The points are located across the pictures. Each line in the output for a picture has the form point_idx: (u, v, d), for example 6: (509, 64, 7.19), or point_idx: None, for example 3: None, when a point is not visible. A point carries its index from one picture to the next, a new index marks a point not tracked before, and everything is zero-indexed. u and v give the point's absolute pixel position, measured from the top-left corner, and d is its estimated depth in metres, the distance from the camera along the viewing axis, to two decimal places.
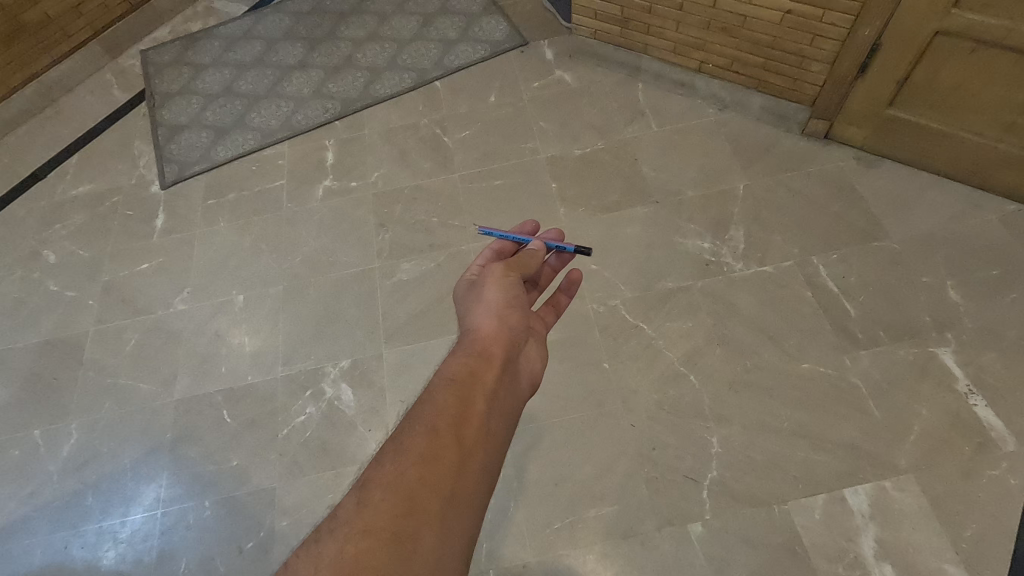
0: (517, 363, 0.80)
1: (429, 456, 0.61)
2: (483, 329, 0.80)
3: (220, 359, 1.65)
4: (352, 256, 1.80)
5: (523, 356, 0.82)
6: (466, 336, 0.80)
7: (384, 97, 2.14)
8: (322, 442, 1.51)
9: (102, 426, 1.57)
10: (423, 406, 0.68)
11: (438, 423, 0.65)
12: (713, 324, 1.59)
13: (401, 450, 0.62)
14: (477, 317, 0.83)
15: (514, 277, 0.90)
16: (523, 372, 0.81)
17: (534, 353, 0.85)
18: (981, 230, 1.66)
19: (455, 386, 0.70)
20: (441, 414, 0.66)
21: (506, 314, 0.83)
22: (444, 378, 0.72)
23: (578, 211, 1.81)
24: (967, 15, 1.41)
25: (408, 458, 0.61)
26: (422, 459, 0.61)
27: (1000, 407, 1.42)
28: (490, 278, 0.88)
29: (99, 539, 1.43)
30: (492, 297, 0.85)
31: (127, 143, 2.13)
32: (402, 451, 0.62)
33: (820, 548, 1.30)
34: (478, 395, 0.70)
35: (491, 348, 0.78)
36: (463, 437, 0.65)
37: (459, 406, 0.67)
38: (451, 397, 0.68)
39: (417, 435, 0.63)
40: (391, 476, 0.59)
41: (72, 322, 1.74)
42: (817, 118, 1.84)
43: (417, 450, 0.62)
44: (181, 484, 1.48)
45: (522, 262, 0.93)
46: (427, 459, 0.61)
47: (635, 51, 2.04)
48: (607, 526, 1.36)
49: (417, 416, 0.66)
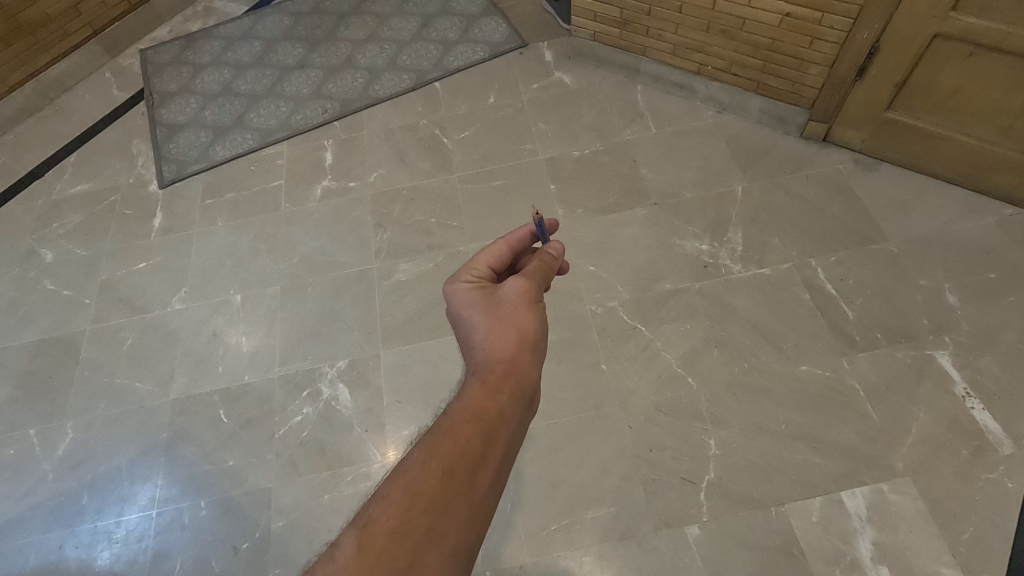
0: (534, 402, 0.79)
1: (440, 504, 0.61)
2: (513, 361, 0.78)
3: (217, 360, 1.65)
4: (350, 257, 1.80)
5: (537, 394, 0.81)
6: (494, 366, 0.77)
7: (384, 98, 2.14)
8: (319, 442, 1.50)
9: (98, 426, 1.56)
10: (441, 443, 0.66)
11: (455, 466, 0.64)
12: (710, 326, 1.59)
13: (412, 493, 0.61)
14: (505, 343, 0.79)
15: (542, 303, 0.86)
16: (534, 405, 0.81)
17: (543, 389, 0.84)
18: (979, 233, 1.66)
19: (477, 426, 0.69)
20: (461, 456, 0.65)
21: (535, 346, 0.81)
22: (468, 415, 0.70)
23: (577, 212, 1.81)
24: (965, 18, 1.41)
25: (418, 504, 0.60)
26: (433, 508, 0.60)
27: (998, 410, 1.42)
28: (522, 300, 0.83)
29: (93, 539, 1.42)
30: (525, 325, 0.81)
31: (125, 141, 2.12)
32: (413, 496, 0.61)
33: (817, 550, 1.30)
34: (498, 439, 0.69)
35: (519, 386, 0.76)
36: (476, 485, 0.64)
37: (480, 450, 0.67)
38: (473, 439, 0.67)
39: (430, 478, 0.62)
40: (397, 523, 0.58)
41: (69, 321, 1.74)
42: (815, 121, 1.84)
43: (430, 496, 0.61)
44: (177, 484, 1.48)
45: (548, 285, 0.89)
46: (439, 509, 0.60)
47: (634, 53, 2.03)
48: (604, 528, 1.36)
49: (433, 455, 0.65)
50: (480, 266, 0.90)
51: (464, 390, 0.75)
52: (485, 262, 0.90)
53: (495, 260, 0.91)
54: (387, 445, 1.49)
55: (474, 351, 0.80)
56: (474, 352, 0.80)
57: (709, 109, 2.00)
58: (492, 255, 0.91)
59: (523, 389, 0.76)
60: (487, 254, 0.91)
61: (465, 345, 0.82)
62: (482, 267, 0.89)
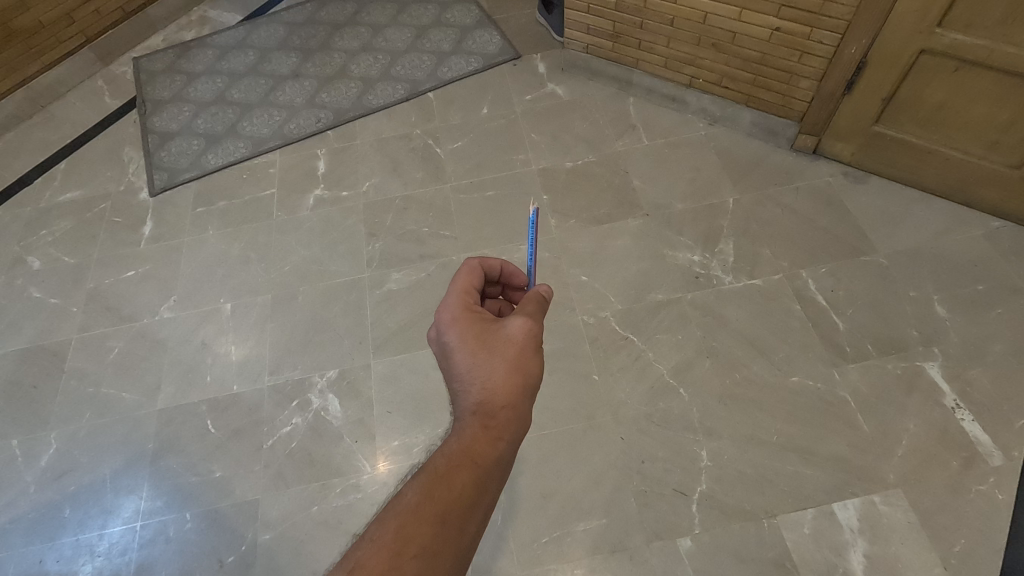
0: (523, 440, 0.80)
1: (430, 551, 0.61)
2: (514, 407, 0.77)
3: (206, 369, 1.63)
4: (342, 266, 1.79)
5: None
6: (496, 410, 0.75)
7: (377, 107, 2.14)
8: (308, 453, 1.49)
9: (82, 437, 1.54)
10: (435, 488, 0.66)
11: (447, 513, 0.64)
12: (702, 336, 1.59)
13: (403, 537, 0.61)
14: (507, 385, 0.77)
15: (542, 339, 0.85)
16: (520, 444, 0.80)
17: None
18: (967, 246, 1.68)
19: (472, 473, 0.69)
20: (454, 503, 0.65)
21: (534, 387, 0.80)
22: (465, 460, 0.69)
23: (569, 222, 1.82)
24: (950, 34, 1.44)
25: (408, 550, 0.60)
26: (423, 554, 0.61)
27: (987, 422, 1.42)
28: (525, 341, 0.81)
29: (75, 552, 1.39)
30: (530, 368, 0.80)
31: (116, 149, 2.11)
32: (403, 541, 0.61)
33: (809, 564, 1.29)
34: (490, 485, 0.70)
35: (517, 432, 0.76)
36: (465, 531, 0.65)
37: (471, 498, 0.67)
38: (468, 486, 0.67)
39: (423, 523, 0.63)
40: (387, 568, 0.58)
41: (55, 329, 1.71)
42: (805, 134, 1.86)
43: (421, 542, 0.61)
44: (162, 496, 1.45)
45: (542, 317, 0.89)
46: (430, 555, 0.61)
47: (627, 66, 2.05)
48: (595, 540, 1.34)
49: (429, 500, 0.65)
50: (462, 291, 0.85)
51: (462, 431, 0.74)
52: (467, 284, 0.86)
53: (477, 282, 0.87)
54: (377, 456, 1.47)
55: (472, 389, 0.77)
56: (472, 390, 0.77)
57: (700, 121, 2.01)
58: (472, 275, 0.87)
59: (519, 434, 0.76)
60: (468, 275, 0.87)
61: (460, 381, 0.79)
62: (470, 293, 0.86)
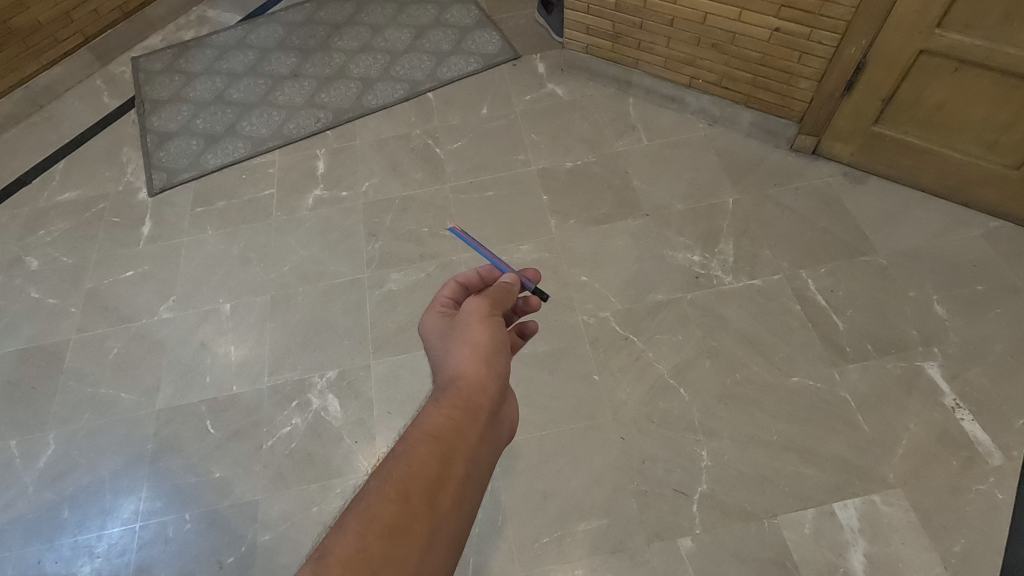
0: (500, 414, 0.74)
1: (396, 530, 0.54)
2: (475, 376, 0.73)
3: (205, 370, 1.62)
4: (342, 266, 1.79)
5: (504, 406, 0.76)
6: (456, 383, 0.72)
7: (377, 108, 2.14)
8: (308, 454, 1.48)
9: (80, 437, 1.53)
10: (393, 465, 0.60)
11: (410, 488, 0.57)
12: (702, 336, 1.59)
13: (365, 519, 0.54)
14: (470, 361, 0.76)
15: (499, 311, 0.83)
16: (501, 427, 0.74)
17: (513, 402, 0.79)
18: (966, 246, 1.68)
19: (433, 442, 0.63)
20: (416, 475, 0.59)
21: (496, 356, 0.77)
22: (425, 434, 0.64)
23: (569, 222, 1.82)
24: (949, 35, 1.45)
25: (371, 530, 0.53)
26: (388, 534, 0.54)
27: (987, 422, 1.42)
28: (478, 316, 0.80)
29: (74, 553, 1.39)
30: (485, 338, 0.78)
31: (115, 149, 2.11)
32: (365, 523, 0.54)
33: (810, 563, 1.29)
34: (457, 454, 0.63)
35: (481, 399, 0.71)
36: (436, 505, 0.58)
37: (436, 468, 0.60)
38: (431, 457, 0.61)
39: (385, 502, 0.56)
40: (351, 553, 0.51)
41: (54, 330, 1.71)
42: (804, 135, 1.86)
43: (384, 522, 0.54)
44: (161, 497, 1.45)
45: (502, 297, 0.87)
46: (397, 534, 0.54)
47: (626, 66, 2.05)
48: (596, 540, 1.34)
49: (387, 479, 0.58)
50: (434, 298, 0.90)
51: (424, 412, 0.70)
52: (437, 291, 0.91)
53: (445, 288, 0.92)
54: (377, 456, 1.47)
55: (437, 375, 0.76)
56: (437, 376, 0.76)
57: (700, 121, 2.01)
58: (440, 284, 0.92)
59: (486, 401, 0.71)
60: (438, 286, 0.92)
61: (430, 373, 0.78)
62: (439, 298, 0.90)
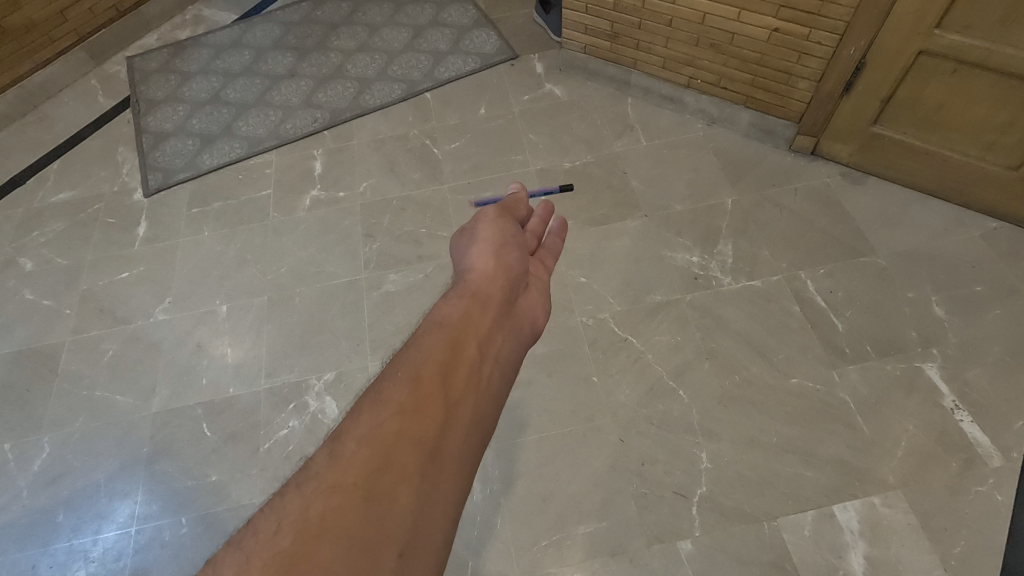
0: (519, 307, 0.74)
1: (412, 406, 0.54)
2: (487, 275, 0.75)
3: (201, 371, 1.61)
4: (339, 267, 1.78)
5: (523, 298, 0.76)
6: (469, 282, 0.74)
7: (374, 108, 2.13)
8: (305, 456, 1.47)
9: (75, 440, 1.52)
10: (406, 356, 0.61)
11: (421, 369, 0.58)
12: (701, 338, 1.58)
13: (380, 399, 0.55)
14: (481, 265, 0.77)
15: (508, 229, 0.86)
16: (521, 321, 0.73)
17: (537, 300, 0.79)
18: (964, 247, 1.68)
19: (443, 330, 0.64)
20: (427, 360, 0.59)
21: (508, 258, 0.79)
22: (435, 325, 0.65)
23: (568, 223, 1.81)
24: (949, 36, 1.44)
25: (388, 405, 0.54)
26: (405, 408, 0.54)
27: (986, 423, 1.42)
28: (486, 232, 0.84)
29: (69, 558, 1.37)
30: (494, 248, 0.81)
31: (110, 150, 2.09)
32: (383, 401, 0.55)
33: (809, 566, 1.29)
34: (469, 338, 0.64)
35: (493, 291, 0.72)
36: (453, 382, 0.58)
37: (446, 351, 0.61)
38: (441, 344, 0.62)
39: (400, 383, 0.56)
40: (368, 427, 0.52)
41: (48, 332, 1.69)
42: (803, 135, 1.85)
43: (400, 400, 0.55)
44: (157, 500, 1.44)
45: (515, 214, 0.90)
46: (413, 407, 0.54)
47: (625, 66, 2.04)
48: (595, 543, 1.34)
49: (400, 367, 0.59)
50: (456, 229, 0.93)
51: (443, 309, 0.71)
52: None
53: None
54: None
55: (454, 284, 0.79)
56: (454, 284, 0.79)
57: (698, 122, 2.00)
58: None
59: (499, 293, 0.72)
60: None
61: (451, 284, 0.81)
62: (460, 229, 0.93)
